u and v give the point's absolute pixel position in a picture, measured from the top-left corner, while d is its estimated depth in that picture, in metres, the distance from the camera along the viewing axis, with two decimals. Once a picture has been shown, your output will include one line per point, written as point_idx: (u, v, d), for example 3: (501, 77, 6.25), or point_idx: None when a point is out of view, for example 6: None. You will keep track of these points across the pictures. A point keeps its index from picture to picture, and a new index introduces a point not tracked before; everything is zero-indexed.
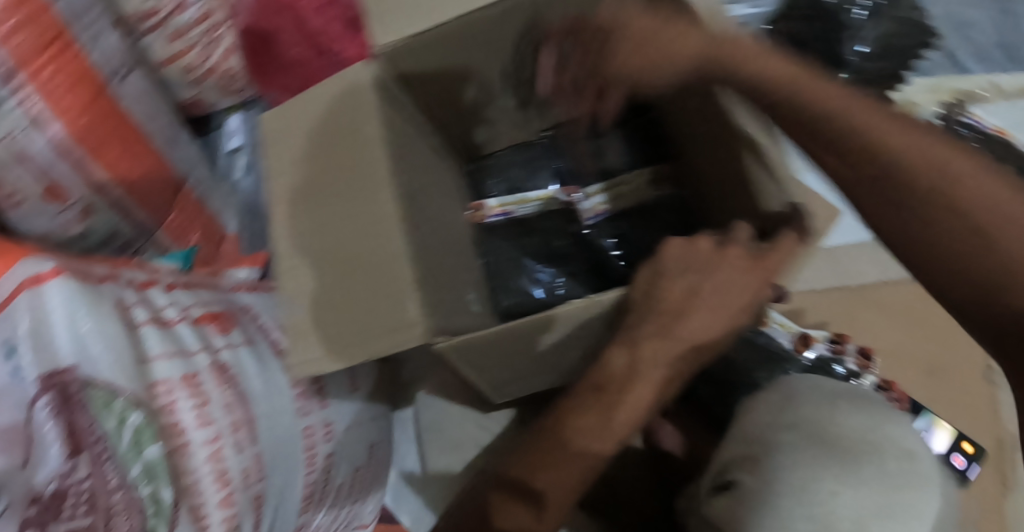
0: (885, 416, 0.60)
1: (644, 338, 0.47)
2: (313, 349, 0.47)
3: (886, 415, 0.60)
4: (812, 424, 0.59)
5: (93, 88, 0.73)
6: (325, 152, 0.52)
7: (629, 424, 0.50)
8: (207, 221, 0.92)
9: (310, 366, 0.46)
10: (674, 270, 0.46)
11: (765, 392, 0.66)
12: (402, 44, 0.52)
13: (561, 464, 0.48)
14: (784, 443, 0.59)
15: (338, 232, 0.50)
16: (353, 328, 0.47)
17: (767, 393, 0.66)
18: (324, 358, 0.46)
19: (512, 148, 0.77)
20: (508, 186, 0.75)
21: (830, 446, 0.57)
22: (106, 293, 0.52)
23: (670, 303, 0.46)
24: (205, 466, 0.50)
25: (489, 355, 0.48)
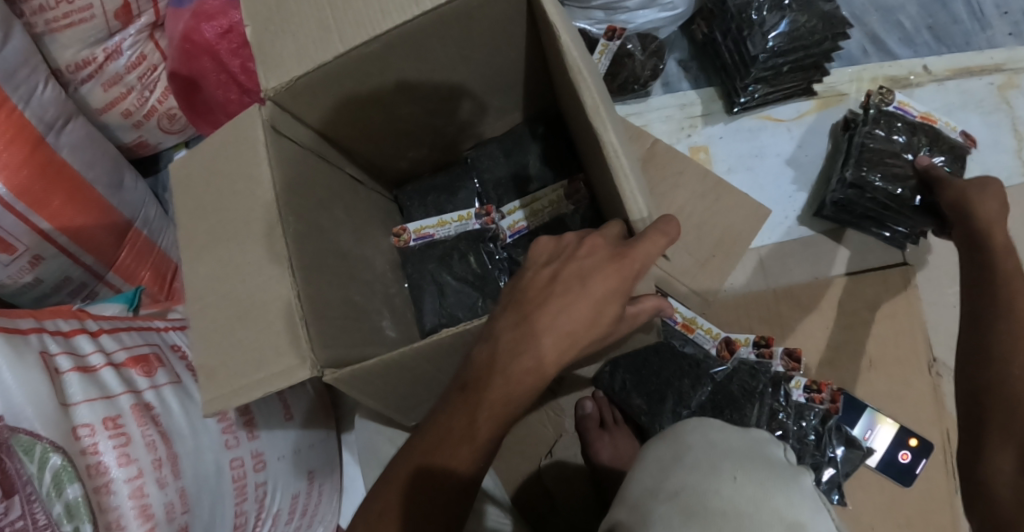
0: (782, 482, 0.43)
1: (503, 331, 0.42)
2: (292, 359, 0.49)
3: (780, 478, 0.43)
4: (692, 495, 0.43)
5: (28, 143, 0.76)
6: (223, 197, 0.55)
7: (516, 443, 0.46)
8: (156, 259, 0.95)
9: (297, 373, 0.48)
10: (541, 258, 0.44)
11: (656, 444, 0.52)
12: (288, 85, 0.55)
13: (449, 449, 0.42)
14: (659, 521, 0.42)
15: (237, 276, 0.53)
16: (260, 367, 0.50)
17: (659, 446, 0.51)
18: (229, 393, 0.50)
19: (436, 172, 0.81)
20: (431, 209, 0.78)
21: (698, 520, 0.41)
22: (32, 344, 0.55)
23: (532, 293, 0.42)
24: (128, 502, 0.53)
25: (380, 384, 0.50)
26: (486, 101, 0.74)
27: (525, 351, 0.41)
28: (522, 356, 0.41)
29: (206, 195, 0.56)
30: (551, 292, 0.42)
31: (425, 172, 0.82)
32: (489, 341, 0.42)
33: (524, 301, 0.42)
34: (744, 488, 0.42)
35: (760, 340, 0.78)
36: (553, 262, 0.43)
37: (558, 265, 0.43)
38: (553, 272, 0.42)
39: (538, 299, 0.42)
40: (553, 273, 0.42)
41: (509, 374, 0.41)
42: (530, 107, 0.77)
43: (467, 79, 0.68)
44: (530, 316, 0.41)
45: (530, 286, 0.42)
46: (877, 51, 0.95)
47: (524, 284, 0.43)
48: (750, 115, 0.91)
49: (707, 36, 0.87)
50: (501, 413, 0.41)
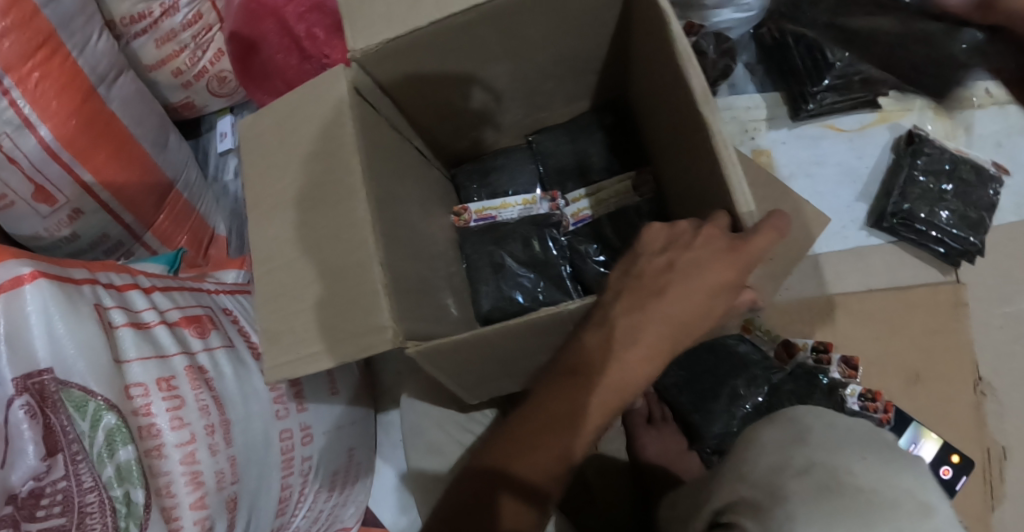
0: (914, 467, 0.42)
1: (619, 315, 0.42)
2: (314, 345, 0.48)
3: (905, 458, 0.43)
4: (827, 474, 0.41)
5: (81, 92, 0.74)
6: (298, 157, 0.53)
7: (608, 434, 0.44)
8: (195, 223, 0.92)
9: (314, 360, 0.47)
10: (656, 248, 0.43)
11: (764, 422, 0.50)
12: (376, 48, 0.53)
13: (533, 452, 0.42)
14: (798, 506, 0.40)
15: (309, 238, 0.51)
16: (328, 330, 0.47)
17: (767, 428, 0.48)
18: (298, 359, 0.48)
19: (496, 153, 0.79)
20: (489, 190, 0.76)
21: (839, 498, 0.39)
22: (86, 295, 0.53)
23: (646, 280, 0.42)
24: (179, 468, 0.50)
25: (460, 359, 0.48)
26: (556, 87, 0.72)
27: (636, 341, 0.41)
28: (638, 345, 0.41)
29: (278, 156, 0.54)
30: (670, 279, 0.41)
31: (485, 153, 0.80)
32: (603, 327, 0.42)
33: (638, 289, 0.42)
34: (881, 467, 0.41)
35: (818, 345, 0.75)
36: (669, 249, 0.42)
37: (674, 252, 0.42)
38: (669, 260, 0.42)
39: (655, 286, 0.42)
40: (670, 260, 0.42)
41: (624, 361, 0.41)
42: (598, 95, 0.75)
43: (549, 61, 0.66)
44: (646, 305, 0.41)
45: (644, 272, 0.42)
46: None
47: (638, 270, 0.43)
48: (812, 123, 0.89)
49: (778, 39, 0.83)
50: (616, 401, 0.42)
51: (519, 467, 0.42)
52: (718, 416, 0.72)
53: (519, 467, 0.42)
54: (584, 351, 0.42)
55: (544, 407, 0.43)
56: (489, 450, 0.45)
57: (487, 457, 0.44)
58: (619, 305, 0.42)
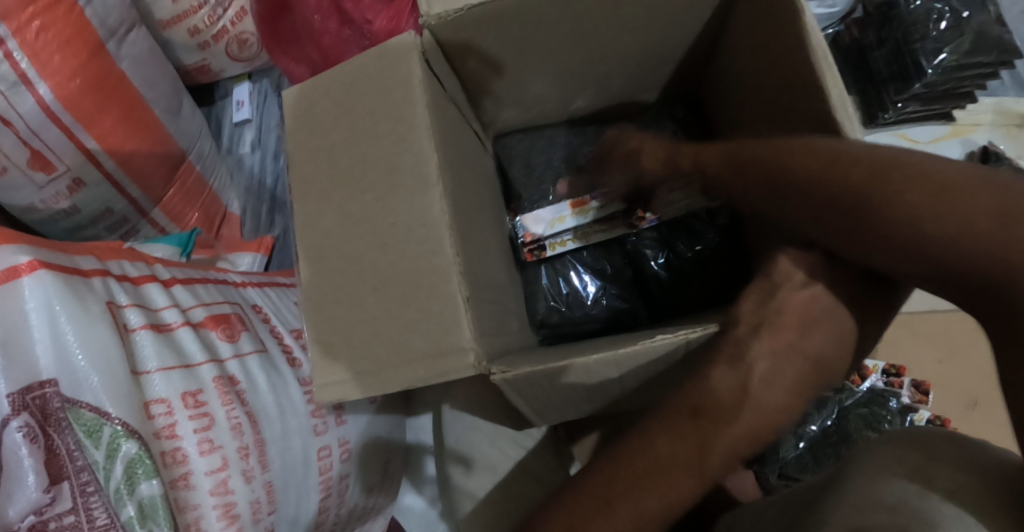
0: None
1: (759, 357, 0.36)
2: (339, 372, 0.42)
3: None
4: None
5: (88, 46, 0.65)
6: (357, 141, 0.46)
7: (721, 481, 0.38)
8: (207, 201, 0.83)
9: (328, 390, 0.42)
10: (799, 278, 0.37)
11: None
12: (454, 15, 0.46)
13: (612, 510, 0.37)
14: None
15: (368, 237, 0.44)
16: (386, 352, 0.41)
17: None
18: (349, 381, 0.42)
19: (528, 132, 0.70)
20: (522, 176, 0.67)
21: None
22: (97, 291, 0.45)
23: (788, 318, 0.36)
24: (209, 500, 0.44)
25: (547, 386, 0.42)
26: (632, 77, 0.64)
27: (776, 383, 0.35)
28: (776, 388, 0.35)
29: (334, 135, 0.46)
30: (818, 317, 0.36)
31: (520, 129, 0.70)
32: (736, 366, 0.36)
33: (782, 325, 0.36)
34: None
35: (890, 369, 0.70)
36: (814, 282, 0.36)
37: (819, 285, 0.37)
38: (815, 293, 0.37)
39: (799, 325, 0.36)
40: (817, 293, 0.36)
41: (761, 405, 0.35)
42: (672, 88, 0.68)
43: (634, 48, 0.58)
44: (791, 345, 0.36)
45: (787, 307, 0.36)
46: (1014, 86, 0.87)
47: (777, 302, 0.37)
48: (883, 132, 0.83)
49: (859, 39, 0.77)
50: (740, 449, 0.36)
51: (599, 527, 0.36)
52: (788, 440, 0.65)
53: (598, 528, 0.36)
54: (712, 394, 0.36)
55: (658, 451, 0.37)
56: (586, 488, 0.39)
57: (586, 506, 0.38)
58: (759, 344, 0.36)
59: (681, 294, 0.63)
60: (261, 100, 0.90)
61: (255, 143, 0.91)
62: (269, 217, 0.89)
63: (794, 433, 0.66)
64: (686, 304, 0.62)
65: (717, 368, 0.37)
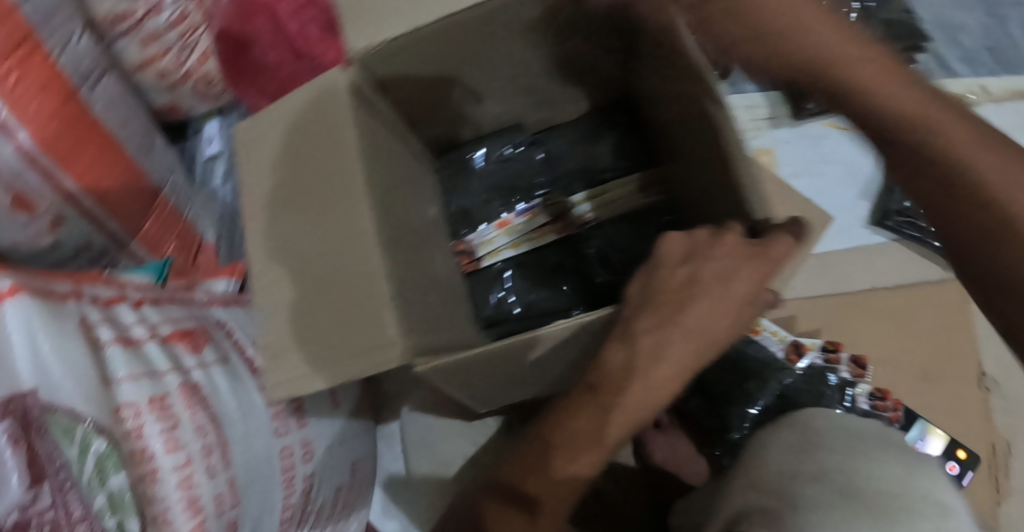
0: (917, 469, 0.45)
1: (644, 330, 0.39)
2: (298, 366, 0.45)
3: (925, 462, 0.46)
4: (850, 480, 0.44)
5: (63, 92, 0.70)
6: (293, 164, 0.51)
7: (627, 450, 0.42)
8: (183, 230, 0.89)
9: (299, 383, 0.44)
10: (676, 259, 0.41)
11: (779, 429, 0.52)
12: (379, 47, 0.51)
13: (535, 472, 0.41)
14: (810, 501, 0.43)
15: (303, 250, 0.49)
16: (322, 348, 0.45)
17: (787, 430, 0.51)
18: (312, 371, 0.45)
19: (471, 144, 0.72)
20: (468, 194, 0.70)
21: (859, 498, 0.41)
22: (71, 312, 0.50)
23: (668, 293, 0.40)
24: (175, 494, 0.48)
25: (472, 372, 0.46)
26: (562, 86, 0.69)
27: (663, 356, 0.39)
28: (664, 360, 0.39)
29: (276, 162, 0.51)
30: (693, 293, 0.40)
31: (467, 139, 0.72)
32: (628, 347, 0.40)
33: (660, 302, 0.40)
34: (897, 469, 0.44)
35: (827, 344, 0.73)
36: (689, 261, 0.41)
37: (694, 265, 0.40)
38: (691, 273, 0.40)
39: (677, 300, 0.40)
40: (692, 274, 0.40)
41: (649, 377, 0.39)
42: (603, 96, 0.72)
43: (552, 61, 0.63)
44: (672, 320, 0.39)
45: (667, 287, 0.40)
46: (938, 68, 0.95)
47: (659, 285, 0.41)
48: (813, 122, 0.89)
49: None
50: (634, 418, 0.40)
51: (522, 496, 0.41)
52: (733, 420, 0.70)
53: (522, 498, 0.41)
54: (606, 370, 0.40)
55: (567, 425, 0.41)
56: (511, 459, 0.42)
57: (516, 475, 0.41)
58: (645, 320, 0.40)
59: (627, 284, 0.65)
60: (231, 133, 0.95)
61: (226, 175, 0.97)
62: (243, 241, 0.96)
63: (737, 414, 0.70)
64: None
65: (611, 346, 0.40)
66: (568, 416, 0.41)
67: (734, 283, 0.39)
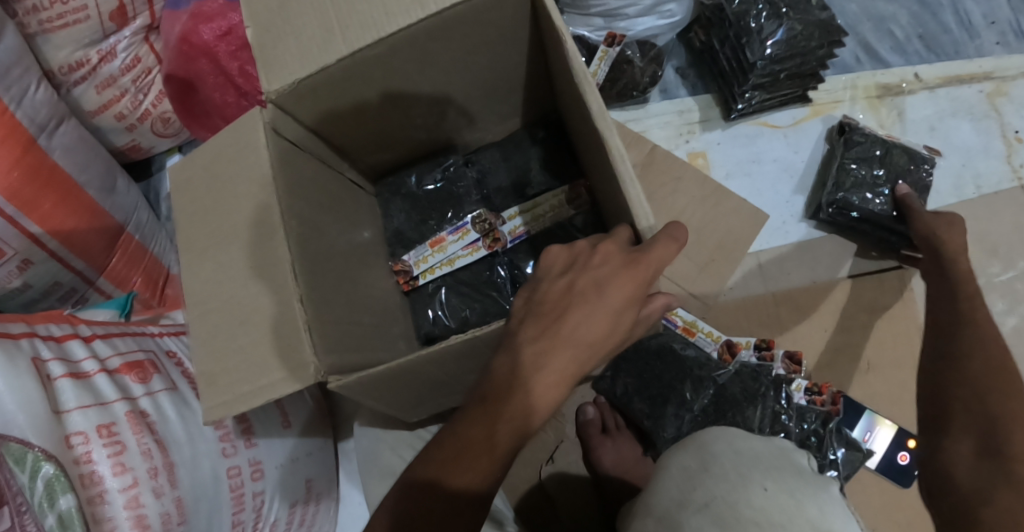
0: (812, 493, 0.44)
1: (525, 343, 0.41)
2: (222, 395, 0.50)
3: (809, 487, 0.45)
4: (724, 506, 0.44)
5: (21, 142, 0.74)
6: (218, 202, 0.54)
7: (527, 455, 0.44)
8: (148, 264, 0.93)
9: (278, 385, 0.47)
10: (556, 271, 0.43)
11: (678, 451, 0.53)
12: (291, 88, 0.55)
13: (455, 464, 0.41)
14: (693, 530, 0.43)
15: (228, 282, 0.52)
16: (296, 352, 0.48)
17: (698, 445, 0.51)
18: (289, 375, 0.47)
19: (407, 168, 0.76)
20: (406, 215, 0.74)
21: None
22: (23, 350, 0.54)
23: (548, 305, 0.42)
24: (122, 513, 0.51)
25: (385, 387, 0.49)
26: (486, 105, 0.72)
27: (544, 367, 0.40)
28: (545, 370, 0.40)
29: (205, 202, 0.55)
30: (569, 302, 0.41)
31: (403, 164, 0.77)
32: None
33: (542, 314, 0.42)
34: (776, 495, 0.44)
35: (761, 342, 0.78)
36: (568, 271, 0.42)
37: (573, 274, 0.42)
38: (569, 282, 0.42)
39: (555, 311, 0.41)
40: (569, 282, 0.42)
41: (531, 387, 0.40)
42: (529, 113, 0.76)
43: (470, 84, 0.67)
44: (549, 328, 0.41)
45: (547, 298, 0.42)
46: (869, 59, 0.97)
47: (540, 297, 0.42)
48: (747, 121, 0.92)
49: (705, 42, 0.88)
50: (522, 426, 0.41)
51: (428, 500, 0.42)
52: (669, 420, 0.73)
53: (428, 501, 0.42)
54: (491, 379, 0.41)
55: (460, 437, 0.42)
56: (413, 470, 0.44)
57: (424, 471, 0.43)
58: (524, 332, 0.41)
59: None
60: None
61: None
62: None
63: (675, 413, 0.73)
64: None
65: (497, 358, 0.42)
66: (462, 430, 0.41)
67: (609, 289, 0.41)
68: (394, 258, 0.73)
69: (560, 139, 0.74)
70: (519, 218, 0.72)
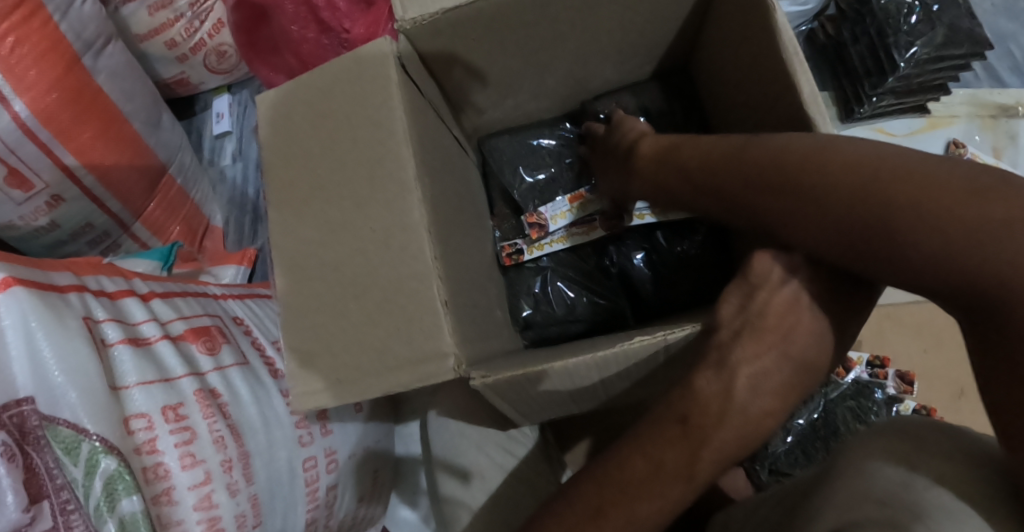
0: None
1: (743, 359, 0.38)
2: (320, 380, 0.41)
3: None
4: None
5: (64, 61, 0.64)
6: (334, 142, 0.45)
7: (714, 474, 0.38)
8: (189, 213, 0.83)
9: (310, 399, 0.41)
10: (777, 280, 0.39)
11: None
12: (430, 19, 0.46)
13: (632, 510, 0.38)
14: None
15: (346, 238, 0.43)
16: (371, 364, 0.41)
17: None
18: (331, 385, 0.41)
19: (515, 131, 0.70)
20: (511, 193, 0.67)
21: None
22: (74, 306, 0.44)
23: (773, 319, 0.38)
24: (193, 515, 0.43)
25: (530, 384, 0.42)
26: (612, 67, 0.64)
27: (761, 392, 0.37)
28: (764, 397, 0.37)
29: (313, 142, 0.46)
30: (799, 317, 0.38)
31: (507, 128, 0.71)
32: (721, 374, 0.38)
33: (764, 330, 0.38)
34: None
35: (874, 359, 0.74)
36: (792, 280, 0.39)
37: (800, 283, 0.39)
38: (797, 294, 0.38)
39: (783, 327, 0.38)
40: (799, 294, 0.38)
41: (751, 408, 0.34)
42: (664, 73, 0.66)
43: (606, 41, 0.59)
44: (774, 347, 0.38)
45: (768, 310, 0.38)
46: (988, 78, 0.91)
47: (759, 305, 0.39)
48: (861, 126, 0.85)
49: (834, 36, 0.81)
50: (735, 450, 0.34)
51: None
52: (777, 435, 0.67)
53: None
54: (699, 398, 0.38)
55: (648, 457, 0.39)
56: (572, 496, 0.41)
57: (576, 514, 0.39)
58: (741, 349, 0.38)
59: (671, 293, 0.63)
60: (242, 110, 0.91)
61: (236, 154, 0.92)
62: (252, 229, 0.89)
63: (782, 428, 0.67)
64: (674, 304, 0.63)
65: (704, 374, 0.38)
66: (643, 465, 0.38)
67: None
68: (526, 213, 0.65)
69: (692, 103, 0.66)
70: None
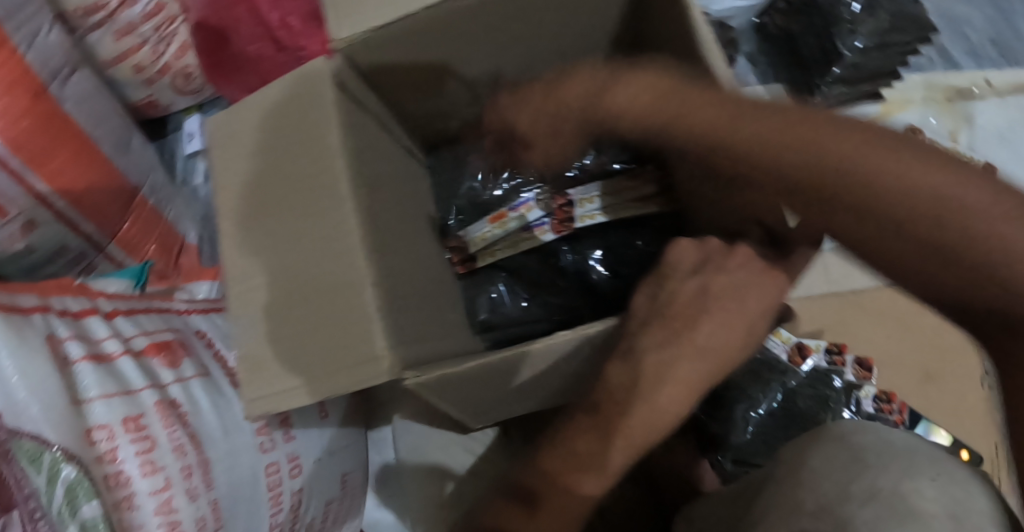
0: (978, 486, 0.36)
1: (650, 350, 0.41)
2: (293, 377, 0.42)
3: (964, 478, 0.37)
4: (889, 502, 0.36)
5: (32, 90, 0.66)
6: (275, 160, 0.47)
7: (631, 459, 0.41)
8: (164, 230, 0.85)
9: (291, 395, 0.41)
10: (686, 271, 0.42)
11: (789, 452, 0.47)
12: (362, 37, 0.48)
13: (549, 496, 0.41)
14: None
15: (292, 252, 0.45)
16: (320, 368, 0.42)
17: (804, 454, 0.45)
18: (287, 390, 0.42)
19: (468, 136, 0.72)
20: (463, 200, 0.68)
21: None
22: (36, 326, 0.46)
23: (677, 309, 0.42)
24: (153, 520, 0.45)
25: (466, 383, 0.44)
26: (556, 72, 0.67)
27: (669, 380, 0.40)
28: (667, 385, 0.41)
29: (256, 160, 0.47)
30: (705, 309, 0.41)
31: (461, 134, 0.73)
32: (628, 363, 0.41)
33: (670, 321, 0.41)
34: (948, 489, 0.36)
35: (830, 346, 0.74)
36: (700, 272, 0.42)
37: (706, 276, 0.41)
38: (702, 285, 0.41)
39: (688, 319, 0.41)
40: (704, 286, 0.41)
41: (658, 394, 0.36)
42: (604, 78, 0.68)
43: (544, 47, 0.61)
44: (682, 337, 0.41)
45: (675, 302, 0.42)
46: (943, 62, 0.92)
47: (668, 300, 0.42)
48: None
49: (785, 29, 0.80)
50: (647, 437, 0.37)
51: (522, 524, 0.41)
52: (738, 425, 0.69)
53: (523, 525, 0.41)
54: (607, 386, 0.42)
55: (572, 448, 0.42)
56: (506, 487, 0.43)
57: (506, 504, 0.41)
58: (648, 339, 0.41)
59: (626, 286, 0.64)
60: None
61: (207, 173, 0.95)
62: None
63: (741, 418, 0.69)
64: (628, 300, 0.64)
65: (612, 364, 0.42)
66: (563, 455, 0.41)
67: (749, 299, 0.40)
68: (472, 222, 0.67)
69: None
70: (597, 198, 0.64)
